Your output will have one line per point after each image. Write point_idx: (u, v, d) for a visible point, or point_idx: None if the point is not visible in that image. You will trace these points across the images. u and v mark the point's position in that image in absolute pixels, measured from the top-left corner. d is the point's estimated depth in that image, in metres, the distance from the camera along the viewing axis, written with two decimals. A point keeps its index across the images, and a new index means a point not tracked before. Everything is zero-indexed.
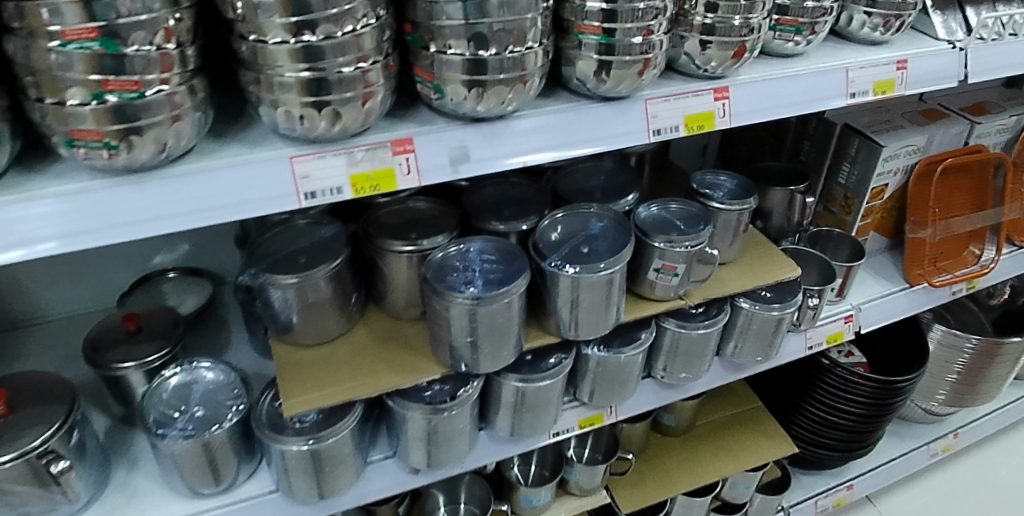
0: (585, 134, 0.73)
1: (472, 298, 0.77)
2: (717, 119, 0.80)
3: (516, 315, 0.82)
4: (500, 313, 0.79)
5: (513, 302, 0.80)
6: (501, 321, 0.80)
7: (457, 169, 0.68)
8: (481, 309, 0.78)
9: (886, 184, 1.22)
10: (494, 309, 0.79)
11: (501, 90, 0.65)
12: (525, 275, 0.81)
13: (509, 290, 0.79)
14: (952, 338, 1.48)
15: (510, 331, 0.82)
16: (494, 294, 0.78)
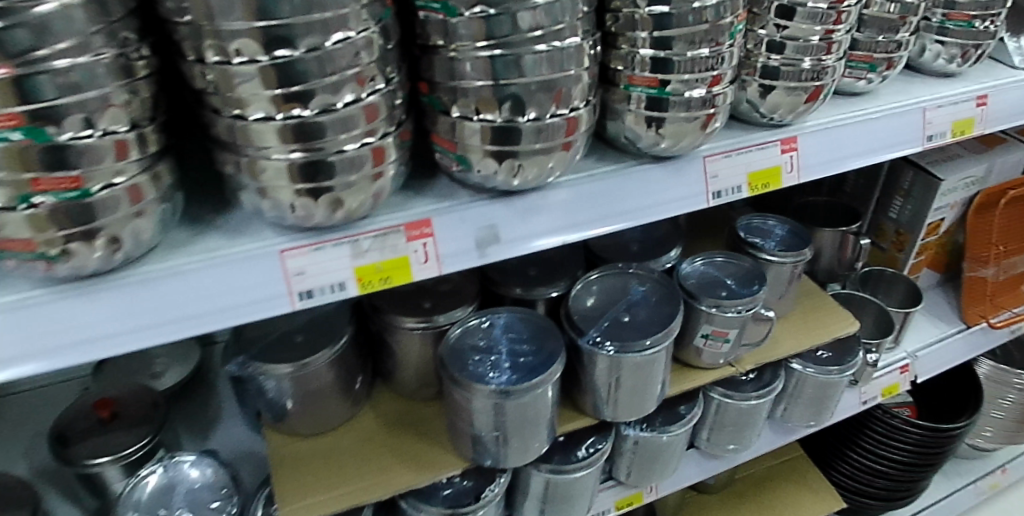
0: (631, 201, 0.61)
1: (498, 390, 0.65)
2: (785, 174, 0.69)
3: (550, 404, 0.70)
4: (531, 405, 0.68)
5: (545, 392, 0.68)
6: (531, 413, 0.68)
7: (484, 252, 0.56)
8: (509, 403, 0.66)
9: (943, 218, 1.10)
10: (522, 402, 0.66)
11: (540, 159, 0.53)
12: (560, 359, 0.69)
13: (540, 379, 0.67)
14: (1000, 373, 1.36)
15: (542, 421, 0.70)
16: (522, 384, 0.66)
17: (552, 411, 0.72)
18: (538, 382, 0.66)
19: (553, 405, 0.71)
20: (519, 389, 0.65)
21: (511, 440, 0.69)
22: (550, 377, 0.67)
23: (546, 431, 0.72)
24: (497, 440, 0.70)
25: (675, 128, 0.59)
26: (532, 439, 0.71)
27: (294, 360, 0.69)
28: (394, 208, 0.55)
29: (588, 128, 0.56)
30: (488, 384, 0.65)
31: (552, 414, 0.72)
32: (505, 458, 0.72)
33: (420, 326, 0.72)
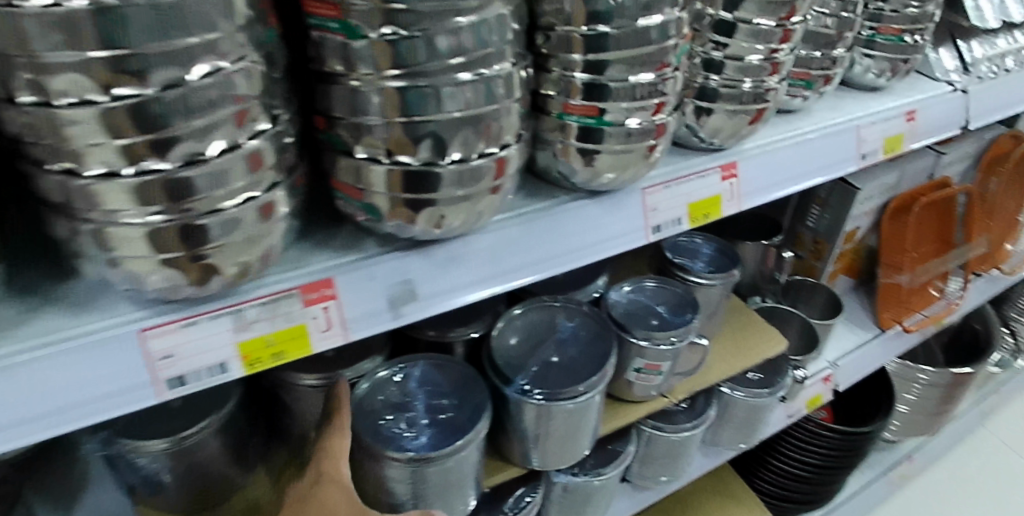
0: (564, 242, 0.55)
1: (413, 458, 0.57)
2: (724, 203, 0.64)
3: (476, 463, 0.62)
4: (456, 470, 0.59)
5: (469, 454, 0.60)
6: (455, 477, 0.60)
7: (398, 312, 0.48)
8: (430, 472, 0.58)
9: (857, 226, 1.12)
10: (444, 467, 0.58)
11: (463, 206, 0.45)
12: (486, 415, 0.61)
13: (463, 440, 0.59)
14: (904, 369, 1.41)
15: (467, 483, 0.63)
16: (442, 449, 0.57)
17: (479, 469, 0.64)
18: (461, 444, 0.58)
19: (478, 465, 0.63)
20: (439, 455, 0.57)
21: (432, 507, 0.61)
22: (474, 436, 0.59)
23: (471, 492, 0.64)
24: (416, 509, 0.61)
25: (614, 160, 0.52)
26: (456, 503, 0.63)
27: (170, 433, 0.57)
28: (286, 266, 0.45)
29: (518, 166, 0.49)
30: (404, 450, 0.57)
31: (478, 472, 0.64)
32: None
33: (320, 384, 0.61)
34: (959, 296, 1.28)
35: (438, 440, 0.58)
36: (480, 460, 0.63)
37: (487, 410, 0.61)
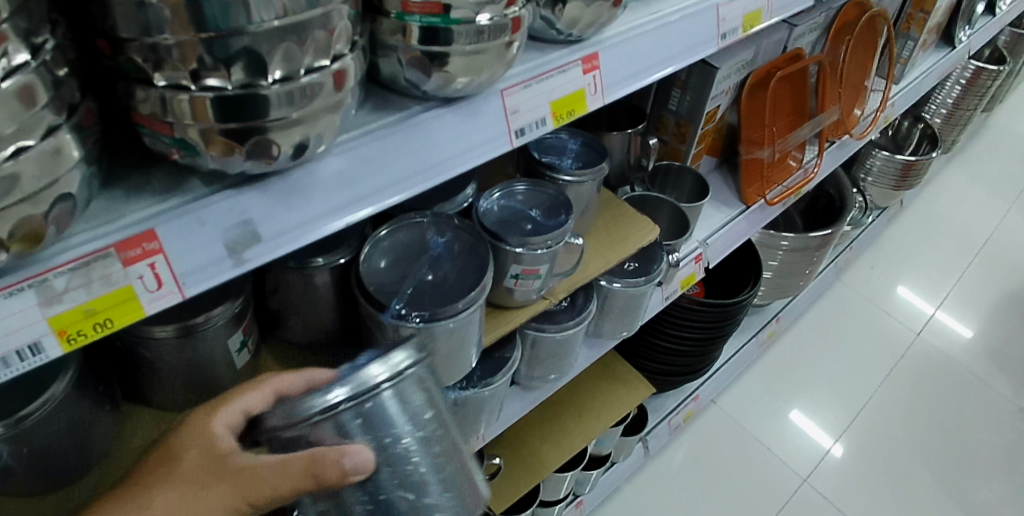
0: (423, 158, 0.50)
1: (293, 415, 0.46)
2: (588, 98, 0.61)
3: (421, 426, 0.49)
4: (364, 429, 0.47)
5: (380, 408, 0.47)
6: (373, 439, 0.47)
7: (241, 259, 0.42)
8: (330, 428, 0.46)
9: (718, 105, 1.16)
10: (343, 425, 0.46)
11: (297, 130, 0.40)
12: (408, 349, 0.49)
13: (365, 390, 0.46)
14: (768, 238, 1.62)
15: (413, 456, 0.49)
16: (334, 395, 0.46)
17: (437, 440, 0.51)
18: (361, 392, 0.46)
19: (422, 432, 0.49)
20: (322, 406, 0.45)
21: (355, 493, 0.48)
22: (384, 383, 0.47)
23: (434, 472, 0.50)
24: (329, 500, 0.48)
25: (469, 61, 0.47)
26: (408, 491, 0.49)
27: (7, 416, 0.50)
28: (93, 223, 0.38)
29: (360, 77, 0.43)
30: (292, 400, 0.46)
31: (442, 446, 0.51)
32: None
33: (178, 333, 0.56)
34: (815, 165, 1.40)
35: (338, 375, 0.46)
36: (428, 423, 0.50)
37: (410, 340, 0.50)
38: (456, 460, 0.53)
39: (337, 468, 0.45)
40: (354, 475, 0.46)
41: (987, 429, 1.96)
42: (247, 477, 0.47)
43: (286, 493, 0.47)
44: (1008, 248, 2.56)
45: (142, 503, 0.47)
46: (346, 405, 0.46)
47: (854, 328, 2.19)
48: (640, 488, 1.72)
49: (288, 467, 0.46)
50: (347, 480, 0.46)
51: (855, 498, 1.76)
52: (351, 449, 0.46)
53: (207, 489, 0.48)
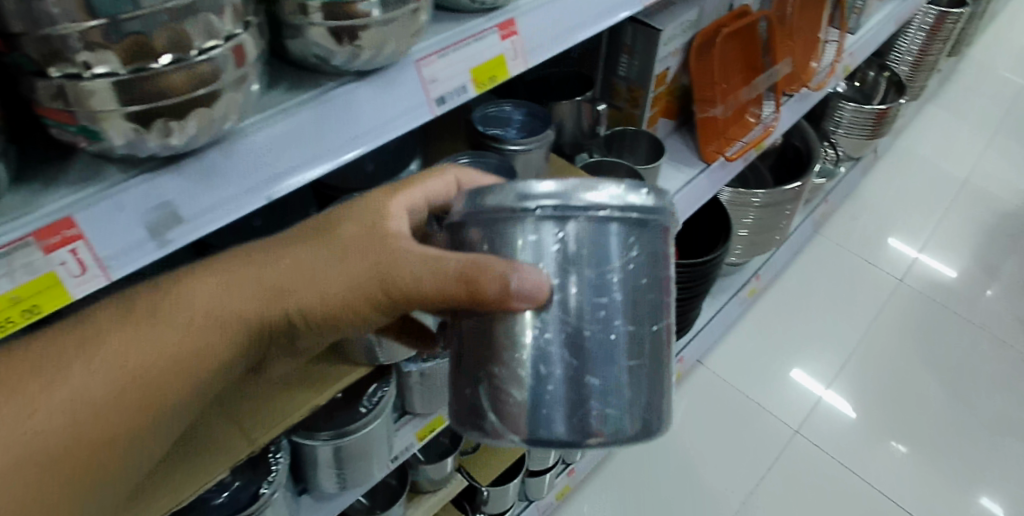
0: (342, 131, 0.52)
1: (481, 206, 0.48)
2: (509, 63, 0.63)
3: (609, 290, 0.48)
4: (557, 256, 0.47)
5: (579, 236, 0.47)
6: (561, 273, 0.48)
7: (164, 240, 0.45)
8: (519, 232, 0.47)
9: (667, 68, 1.17)
10: (537, 235, 0.47)
11: (202, 111, 0.41)
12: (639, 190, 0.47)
13: (570, 209, 0.46)
14: (739, 196, 1.64)
15: (591, 319, 0.48)
16: (544, 197, 0.46)
17: (628, 321, 0.49)
18: (567, 209, 0.46)
19: (617, 281, 0.48)
20: (532, 202, 0.46)
21: (519, 327, 0.49)
22: (602, 210, 0.46)
23: (613, 359, 0.49)
24: (484, 318, 0.50)
25: (374, 34, 0.48)
26: (576, 348, 0.49)
27: None
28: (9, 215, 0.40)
29: (262, 58, 0.45)
30: (496, 190, 0.47)
31: (635, 330, 0.50)
32: (531, 420, 0.50)
33: None
34: (773, 119, 1.41)
35: (554, 179, 0.46)
36: (630, 289, 0.49)
37: (650, 187, 0.49)
38: (652, 342, 0.51)
39: (496, 283, 0.47)
40: (523, 303, 0.47)
41: (982, 366, 1.99)
42: (401, 265, 0.51)
43: (434, 286, 0.50)
44: (987, 187, 2.58)
45: (281, 254, 0.54)
46: (547, 212, 0.46)
47: (838, 279, 2.21)
48: (635, 453, 1.76)
49: (440, 266, 0.49)
50: (508, 297, 0.46)
51: (847, 444, 1.79)
52: (522, 268, 0.47)
53: (337, 260, 0.53)
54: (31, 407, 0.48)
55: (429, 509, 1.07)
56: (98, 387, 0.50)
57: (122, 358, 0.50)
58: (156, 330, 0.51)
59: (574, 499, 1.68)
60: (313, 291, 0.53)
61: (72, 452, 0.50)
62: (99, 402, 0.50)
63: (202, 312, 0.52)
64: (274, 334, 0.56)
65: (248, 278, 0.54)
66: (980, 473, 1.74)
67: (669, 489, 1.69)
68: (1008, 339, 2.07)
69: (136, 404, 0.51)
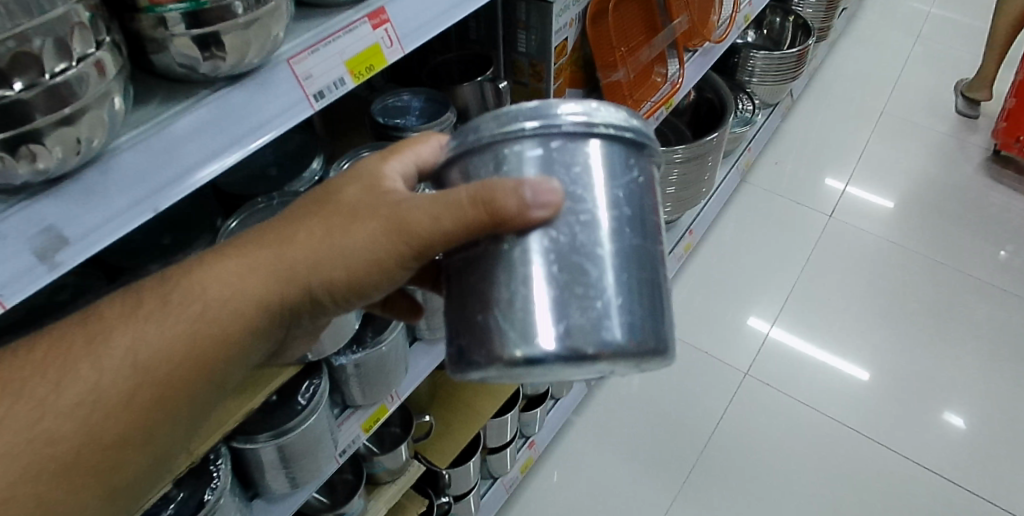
0: (226, 134, 0.54)
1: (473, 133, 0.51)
2: (385, 51, 0.65)
3: (611, 203, 0.51)
4: (554, 168, 0.50)
5: (570, 148, 0.50)
6: (560, 183, 0.49)
7: (54, 263, 0.45)
8: (513, 150, 0.50)
9: (565, 39, 1.20)
10: (527, 150, 0.50)
11: (69, 132, 0.42)
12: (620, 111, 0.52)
13: (558, 122, 0.50)
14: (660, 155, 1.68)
15: (590, 227, 0.50)
16: (531, 115, 0.50)
17: (625, 234, 0.51)
18: (553, 122, 0.50)
19: (616, 191, 0.51)
20: (517, 120, 0.50)
21: (528, 245, 0.49)
22: (588, 125, 0.50)
23: (614, 270, 0.50)
24: (489, 243, 0.51)
25: (236, 39, 0.50)
26: (581, 251, 0.49)
27: None
28: None
29: (125, 75, 0.46)
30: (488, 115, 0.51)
31: (638, 242, 0.52)
32: (537, 333, 0.49)
33: None
34: (677, 76, 1.47)
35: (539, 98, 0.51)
36: (628, 198, 0.52)
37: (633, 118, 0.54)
38: (652, 254, 0.53)
39: (509, 195, 0.47)
40: (529, 214, 0.48)
41: (918, 283, 2.11)
42: (413, 210, 0.51)
43: (445, 219, 0.49)
44: (901, 114, 2.70)
45: (290, 232, 0.54)
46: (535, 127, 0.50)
47: (771, 222, 2.30)
48: (594, 415, 1.81)
49: (449, 199, 0.49)
50: (524, 210, 0.47)
51: (794, 377, 1.88)
52: (531, 179, 0.48)
53: (346, 229, 0.53)
54: (46, 407, 0.50)
55: (391, 499, 1.10)
56: (114, 383, 0.51)
57: (134, 354, 0.52)
58: (165, 325, 0.52)
59: (542, 468, 1.73)
60: (326, 266, 0.53)
61: (92, 448, 0.51)
62: (116, 398, 0.51)
63: (213, 301, 0.53)
64: (293, 309, 0.56)
65: (257, 261, 0.54)
66: (940, 389, 1.84)
67: (631, 444, 1.75)
68: (933, 256, 2.18)
69: (153, 397, 0.53)
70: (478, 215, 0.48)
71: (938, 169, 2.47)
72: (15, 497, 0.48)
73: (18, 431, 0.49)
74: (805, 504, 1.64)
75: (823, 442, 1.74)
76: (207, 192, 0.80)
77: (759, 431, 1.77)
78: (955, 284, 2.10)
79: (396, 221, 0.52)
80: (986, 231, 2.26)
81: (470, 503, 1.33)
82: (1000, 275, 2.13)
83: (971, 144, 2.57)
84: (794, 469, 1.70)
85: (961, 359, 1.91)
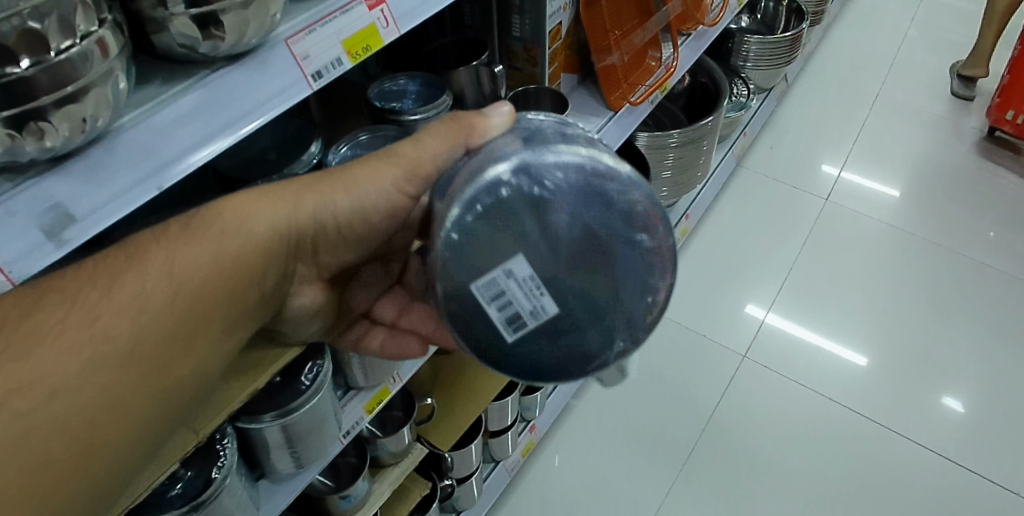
0: (225, 112, 0.54)
1: None
2: (382, 32, 0.66)
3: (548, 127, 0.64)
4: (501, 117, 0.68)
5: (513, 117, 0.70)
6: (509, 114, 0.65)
7: (61, 240, 0.46)
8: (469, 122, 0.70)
9: (559, 23, 1.20)
10: None
11: (74, 110, 0.43)
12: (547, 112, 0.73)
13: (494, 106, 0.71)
14: (656, 139, 1.69)
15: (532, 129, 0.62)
16: None
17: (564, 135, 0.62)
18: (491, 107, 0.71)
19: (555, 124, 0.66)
20: None
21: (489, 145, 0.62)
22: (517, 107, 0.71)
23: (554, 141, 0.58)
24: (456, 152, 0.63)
25: (234, 18, 0.50)
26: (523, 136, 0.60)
27: None
28: None
29: (127, 55, 0.47)
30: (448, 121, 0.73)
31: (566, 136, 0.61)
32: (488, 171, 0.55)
33: None
34: (672, 59, 1.47)
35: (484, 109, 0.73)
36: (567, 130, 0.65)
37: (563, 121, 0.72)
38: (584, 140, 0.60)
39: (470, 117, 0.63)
40: (490, 118, 0.62)
41: (916, 267, 2.12)
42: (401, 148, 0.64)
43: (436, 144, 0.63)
44: (896, 98, 2.71)
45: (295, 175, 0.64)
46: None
47: (766, 207, 2.31)
48: (593, 400, 1.82)
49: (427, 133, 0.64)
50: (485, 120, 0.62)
51: (791, 359, 1.89)
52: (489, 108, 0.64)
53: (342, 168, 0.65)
54: (100, 308, 0.50)
55: (394, 481, 1.11)
56: (158, 289, 0.53)
57: (171, 266, 0.54)
58: (197, 242, 0.56)
59: (544, 452, 1.74)
60: (331, 193, 0.64)
61: (143, 348, 0.51)
62: (161, 303, 0.53)
63: (239, 222, 0.59)
64: (294, 245, 0.64)
65: (269, 194, 0.62)
66: (939, 372, 1.86)
67: (630, 428, 1.76)
68: (930, 238, 2.20)
69: (190, 305, 0.54)
70: (445, 122, 0.64)
71: (933, 153, 2.48)
72: (81, 386, 0.48)
73: (78, 327, 0.50)
74: (805, 485, 1.66)
75: (822, 423, 1.76)
76: (207, 174, 0.81)
77: (758, 413, 1.78)
78: (950, 266, 2.12)
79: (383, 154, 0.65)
80: (979, 212, 2.27)
81: (472, 486, 1.35)
82: (997, 257, 2.14)
83: (967, 127, 2.58)
84: (795, 455, 1.71)
85: (959, 340, 1.93)
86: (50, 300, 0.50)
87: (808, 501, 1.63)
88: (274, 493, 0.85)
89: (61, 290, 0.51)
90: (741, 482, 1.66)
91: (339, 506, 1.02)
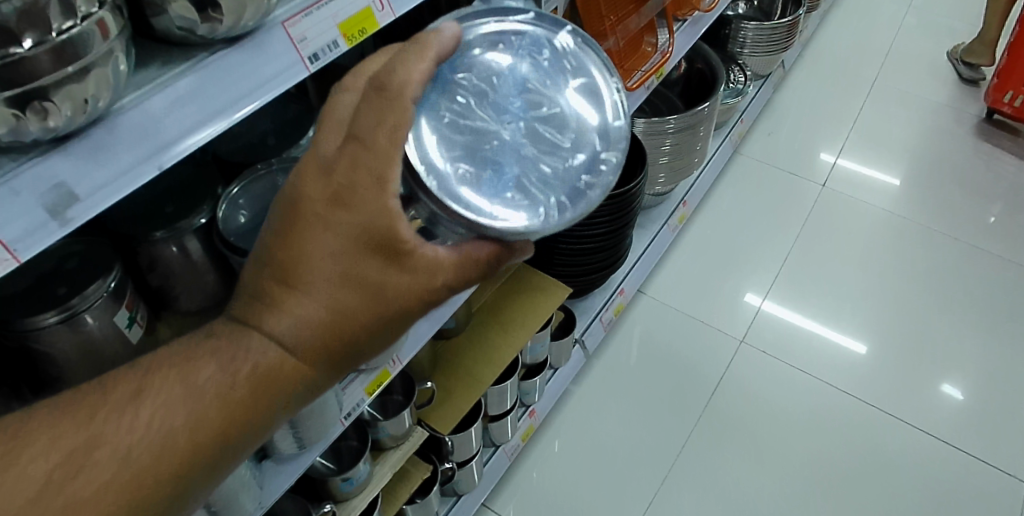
0: (222, 97, 0.55)
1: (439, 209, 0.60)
2: (377, 15, 0.67)
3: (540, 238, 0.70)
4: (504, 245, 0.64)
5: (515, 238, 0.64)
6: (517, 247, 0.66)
7: (65, 218, 0.47)
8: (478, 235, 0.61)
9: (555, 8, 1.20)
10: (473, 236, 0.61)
11: (76, 89, 0.44)
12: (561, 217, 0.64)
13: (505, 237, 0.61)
14: (652, 125, 1.69)
15: None
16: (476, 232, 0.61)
17: None
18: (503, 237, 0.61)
19: None
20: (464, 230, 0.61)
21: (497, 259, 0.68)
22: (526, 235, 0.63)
23: None
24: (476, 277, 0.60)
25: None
26: None
27: None
28: None
29: (127, 36, 0.48)
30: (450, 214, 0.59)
31: None
32: None
33: (63, 317, 0.62)
34: (667, 45, 1.48)
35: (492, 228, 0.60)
36: None
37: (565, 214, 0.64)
38: None
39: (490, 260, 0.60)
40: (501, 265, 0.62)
41: (914, 253, 2.13)
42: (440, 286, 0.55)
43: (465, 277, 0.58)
44: (894, 84, 2.71)
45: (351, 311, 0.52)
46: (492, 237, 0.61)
47: (765, 195, 2.31)
48: (591, 385, 1.84)
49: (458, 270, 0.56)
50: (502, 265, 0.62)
51: (789, 345, 1.91)
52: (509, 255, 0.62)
53: (394, 290, 0.52)
54: (149, 471, 0.49)
55: (395, 464, 1.13)
56: (205, 446, 0.52)
57: (225, 426, 0.52)
58: (251, 402, 0.53)
59: (543, 437, 1.76)
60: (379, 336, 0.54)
61: (179, 497, 0.52)
62: (208, 459, 0.52)
63: (290, 377, 0.53)
64: None
65: (323, 344, 0.52)
66: (937, 358, 1.87)
67: (629, 415, 1.78)
68: (927, 224, 2.21)
69: (234, 452, 0.54)
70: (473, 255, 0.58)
71: (930, 138, 2.49)
72: None
73: (124, 489, 0.49)
74: (807, 470, 1.67)
75: (821, 407, 1.78)
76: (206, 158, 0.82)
77: (757, 398, 1.79)
78: (948, 250, 2.13)
79: (432, 286, 0.54)
80: (977, 197, 2.28)
81: (472, 469, 1.38)
82: (996, 242, 2.15)
83: (965, 112, 2.58)
84: (794, 439, 1.72)
85: (956, 325, 1.94)
86: (98, 456, 0.48)
87: (807, 485, 1.65)
88: (278, 474, 0.86)
89: (112, 444, 0.49)
90: (739, 467, 1.68)
91: (341, 488, 1.04)
